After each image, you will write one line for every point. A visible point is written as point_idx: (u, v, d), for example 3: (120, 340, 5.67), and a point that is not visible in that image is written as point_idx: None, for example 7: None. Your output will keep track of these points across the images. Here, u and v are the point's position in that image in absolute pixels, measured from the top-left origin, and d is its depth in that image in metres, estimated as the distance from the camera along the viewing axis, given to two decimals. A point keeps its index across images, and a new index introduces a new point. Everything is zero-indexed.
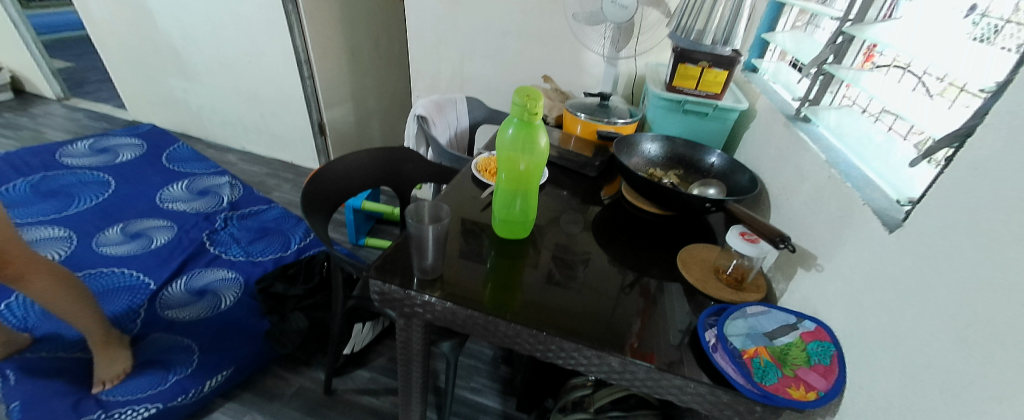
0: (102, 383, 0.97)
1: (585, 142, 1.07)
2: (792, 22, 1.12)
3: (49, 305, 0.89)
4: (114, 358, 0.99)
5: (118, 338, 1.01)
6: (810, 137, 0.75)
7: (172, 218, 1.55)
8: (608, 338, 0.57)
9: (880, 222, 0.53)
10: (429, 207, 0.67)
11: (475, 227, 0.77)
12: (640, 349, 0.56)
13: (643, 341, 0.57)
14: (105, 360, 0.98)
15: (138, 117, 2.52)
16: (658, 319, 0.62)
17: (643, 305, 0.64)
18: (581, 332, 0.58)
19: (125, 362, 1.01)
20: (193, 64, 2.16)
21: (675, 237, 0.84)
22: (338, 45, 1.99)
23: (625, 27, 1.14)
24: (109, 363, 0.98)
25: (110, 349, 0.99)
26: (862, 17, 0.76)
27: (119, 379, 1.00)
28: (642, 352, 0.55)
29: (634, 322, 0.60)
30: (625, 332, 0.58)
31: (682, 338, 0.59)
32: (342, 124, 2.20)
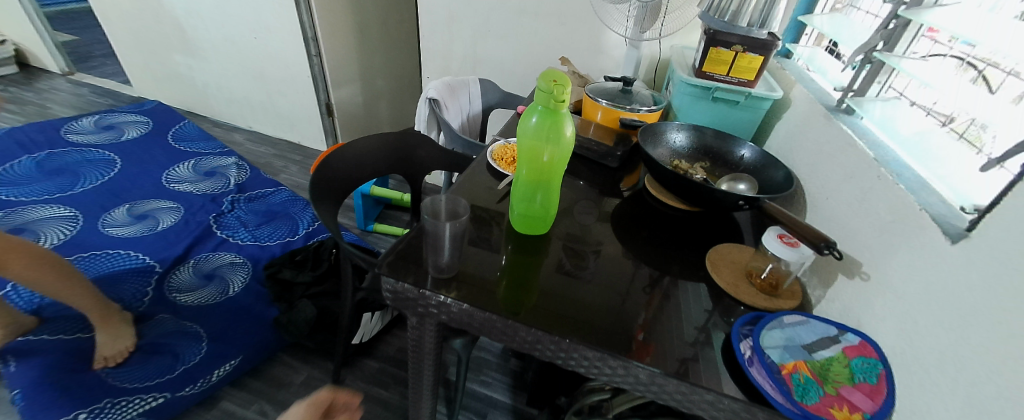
0: (104, 360, 0.97)
1: (606, 130, 1.01)
2: (833, 3, 1.04)
3: (32, 285, 0.89)
4: (116, 335, 0.98)
5: (118, 314, 1.00)
6: (855, 131, 0.69)
7: (179, 199, 1.53)
8: (624, 336, 0.55)
9: (940, 231, 0.48)
10: (446, 200, 0.64)
11: (485, 215, 0.75)
12: (650, 345, 0.54)
13: (649, 334, 0.56)
14: (108, 337, 0.97)
15: (143, 94, 2.48)
16: (668, 312, 0.60)
17: (656, 304, 0.61)
18: (598, 326, 0.56)
19: (129, 339, 1.00)
20: (198, 40, 2.10)
21: (702, 236, 0.79)
22: (346, 22, 1.92)
23: (652, 7, 1.06)
24: (112, 339, 0.97)
25: (112, 324, 0.98)
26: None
27: (122, 356, 0.99)
28: (656, 350, 0.53)
29: (640, 313, 0.59)
30: (631, 324, 0.57)
31: (698, 336, 0.57)
32: (350, 105, 2.15)
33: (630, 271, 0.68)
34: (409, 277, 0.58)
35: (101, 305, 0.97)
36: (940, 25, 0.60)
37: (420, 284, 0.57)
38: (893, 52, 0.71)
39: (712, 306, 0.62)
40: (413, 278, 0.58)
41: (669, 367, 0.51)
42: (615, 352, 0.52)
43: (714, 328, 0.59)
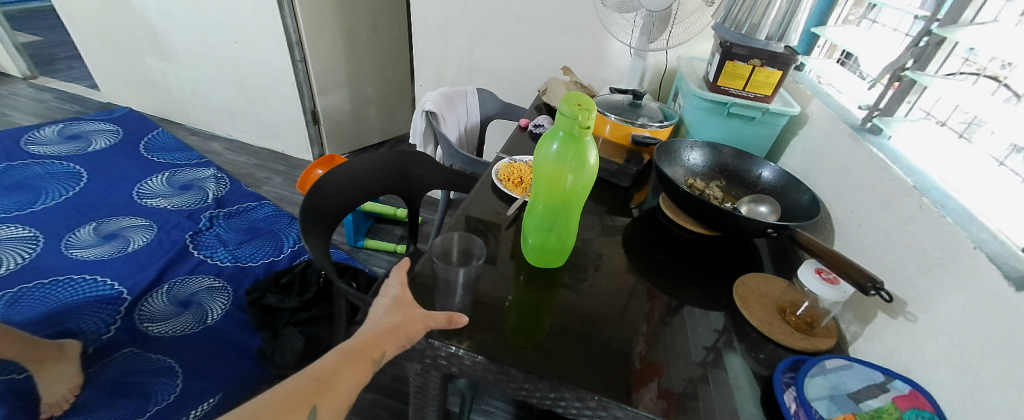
0: (51, 406, 0.88)
1: (615, 147, 0.97)
2: (845, 14, 1.02)
3: None
4: (57, 377, 0.89)
5: (53, 352, 0.90)
6: (885, 154, 0.66)
7: (153, 216, 1.45)
8: (619, 343, 0.57)
9: (1001, 273, 0.43)
10: (459, 239, 0.66)
11: (481, 224, 0.76)
12: (651, 358, 0.56)
13: (652, 349, 0.57)
14: (48, 382, 0.87)
15: (113, 99, 2.34)
16: (674, 326, 0.62)
17: (651, 308, 0.64)
18: (602, 339, 0.57)
19: (72, 378, 0.91)
20: (173, 43, 1.99)
21: (723, 265, 0.75)
22: (333, 26, 1.84)
23: (661, 17, 1.03)
24: (53, 383, 0.88)
25: (49, 366, 0.88)
26: (954, 16, 0.64)
27: (69, 399, 0.90)
28: (655, 362, 0.55)
29: (641, 324, 0.61)
30: (633, 337, 0.58)
31: (706, 354, 0.58)
32: (338, 112, 2.06)
33: (630, 282, 0.69)
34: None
35: (34, 348, 0.87)
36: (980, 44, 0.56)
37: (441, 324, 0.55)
38: (926, 71, 0.67)
39: (722, 326, 0.63)
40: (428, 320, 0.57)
41: (674, 385, 0.53)
42: (626, 374, 0.53)
43: (726, 349, 0.59)
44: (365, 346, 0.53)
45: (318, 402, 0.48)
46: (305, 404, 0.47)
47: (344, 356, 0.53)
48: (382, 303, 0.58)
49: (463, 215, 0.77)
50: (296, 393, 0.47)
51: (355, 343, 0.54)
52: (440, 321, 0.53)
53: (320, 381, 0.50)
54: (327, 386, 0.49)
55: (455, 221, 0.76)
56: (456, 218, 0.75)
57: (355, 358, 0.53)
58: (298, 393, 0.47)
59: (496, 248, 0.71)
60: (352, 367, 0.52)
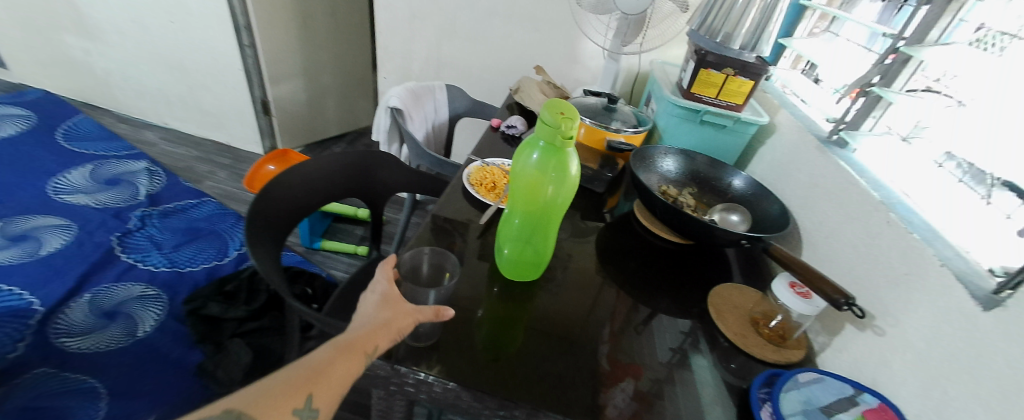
0: None
1: (590, 151, 0.96)
2: (811, 26, 1.07)
3: None
4: None
5: None
6: (852, 167, 0.68)
7: (72, 216, 1.31)
8: (584, 345, 0.57)
9: (970, 294, 0.45)
10: (430, 255, 0.62)
11: (448, 225, 0.73)
12: (622, 361, 0.56)
13: (622, 352, 0.57)
14: None
15: (24, 80, 2.06)
16: (644, 333, 0.61)
17: (625, 311, 0.64)
18: (581, 346, 0.57)
19: None
20: (97, 19, 1.77)
21: (696, 273, 0.75)
22: (286, 9, 1.71)
23: (635, 20, 1.02)
24: None
25: None
26: (919, 37, 0.68)
27: None
28: (626, 364, 0.55)
29: (604, 327, 0.61)
30: (597, 338, 0.58)
31: (672, 356, 0.58)
32: (292, 103, 1.92)
33: (597, 287, 0.68)
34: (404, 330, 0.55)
35: None
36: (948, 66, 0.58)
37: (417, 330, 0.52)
38: (891, 88, 0.70)
39: (688, 328, 0.64)
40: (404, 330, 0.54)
41: (642, 385, 0.53)
42: (596, 383, 0.52)
43: (692, 351, 0.60)
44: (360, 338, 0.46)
45: (314, 391, 0.41)
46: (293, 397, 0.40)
47: (337, 347, 0.45)
48: (370, 299, 0.53)
49: (432, 215, 0.74)
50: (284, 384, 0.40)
51: (348, 336, 0.46)
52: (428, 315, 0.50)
53: (313, 371, 0.42)
54: (317, 379, 0.42)
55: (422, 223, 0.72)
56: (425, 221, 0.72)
57: (349, 349, 0.45)
58: (290, 385, 0.40)
59: (462, 249, 0.69)
60: (345, 361, 0.44)
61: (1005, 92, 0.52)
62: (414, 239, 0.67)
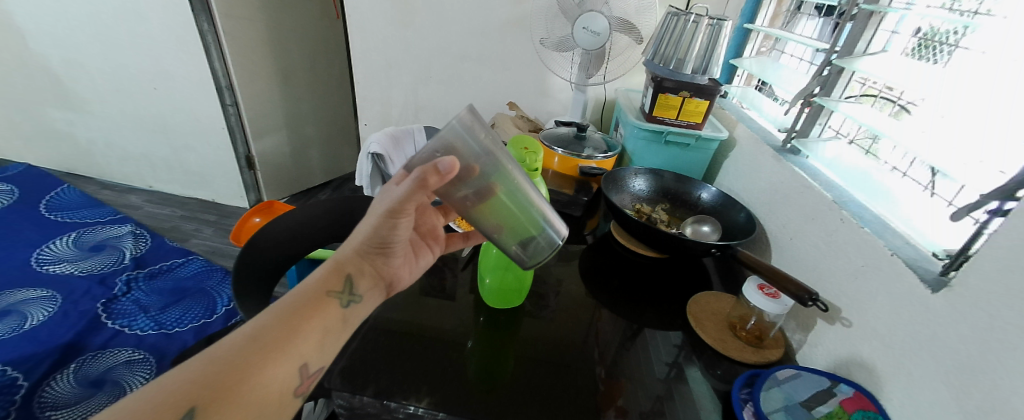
0: None
1: (563, 178, 1.00)
2: (757, 47, 1.17)
3: None
4: None
5: None
6: (807, 172, 0.73)
7: (57, 286, 1.31)
8: (577, 365, 0.59)
9: (919, 279, 0.48)
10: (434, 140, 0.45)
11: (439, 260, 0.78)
12: (610, 377, 0.58)
13: (612, 370, 0.59)
14: None
15: (5, 156, 2.07)
16: (639, 347, 0.64)
17: (625, 334, 0.66)
18: (571, 365, 0.59)
19: None
20: (81, 92, 1.82)
21: (676, 285, 0.78)
22: (267, 68, 1.79)
23: (596, 54, 1.13)
24: None
25: None
26: (850, 48, 0.76)
27: None
28: (612, 380, 0.57)
29: (594, 350, 0.62)
30: (591, 361, 0.60)
31: (670, 371, 0.60)
32: (275, 156, 1.97)
33: (590, 306, 0.71)
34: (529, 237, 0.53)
35: None
36: (880, 74, 0.64)
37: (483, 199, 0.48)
38: (831, 97, 0.77)
39: (680, 341, 0.66)
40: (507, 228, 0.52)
41: (633, 403, 0.54)
42: (591, 400, 0.54)
43: (686, 363, 0.62)
44: (300, 305, 0.45)
45: (199, 404, 0.37)
46: (180, 408, 0.36)
47: (276, 317, 0.43)
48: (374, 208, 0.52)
49: None
50: (176, 391, 0.37)
51: (289, 303, 0.45)
52: (416, 187, 0.44)
53: (219, 367, 0.39)
54: (238, 366, 0.39)
55: None
56: None
57: (286, 322, 0.43)
58: (184, 386, 0.37)
59: (453, 283, 0.73)
60: (273, 335, 0.42)
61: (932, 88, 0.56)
62: None
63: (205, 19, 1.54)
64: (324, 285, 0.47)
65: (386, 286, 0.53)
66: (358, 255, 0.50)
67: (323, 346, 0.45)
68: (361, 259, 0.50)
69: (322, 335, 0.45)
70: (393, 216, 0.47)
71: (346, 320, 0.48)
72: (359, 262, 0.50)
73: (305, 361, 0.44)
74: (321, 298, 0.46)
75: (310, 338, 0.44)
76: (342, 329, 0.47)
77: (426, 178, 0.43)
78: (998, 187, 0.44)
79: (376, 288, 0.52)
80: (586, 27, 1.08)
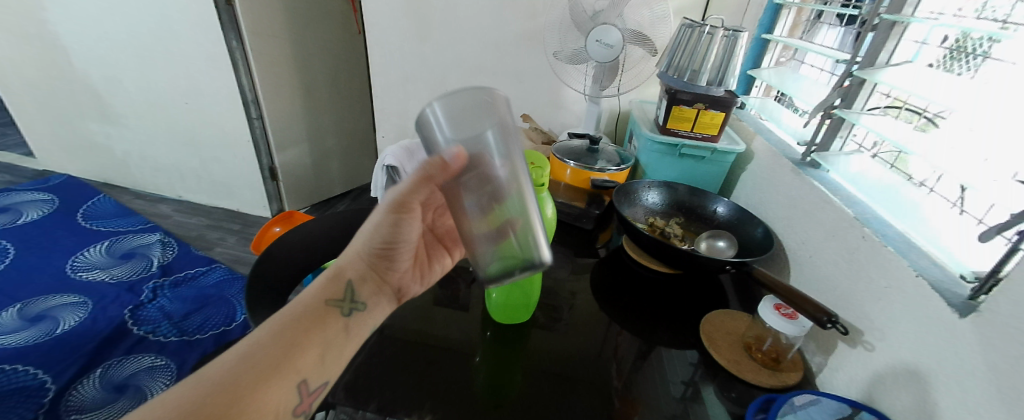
0: None
1: (576, 191, 1.00)
2: (776, 57, 1.14)
3: None
4: None
5: None
6: (828, 187, 0.71)
7: (89, 292, 1.39)
8: (590, 380, 0.58)
9: (945, 303, 0.45)
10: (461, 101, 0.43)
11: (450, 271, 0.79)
12: (625, 394, 0.57)
13: (627, 385, 0.58)
14: None
15: (49, 167, 2.21)
16: (652, 366, 0.62)
17: (638, 350, 0.65)
18: (580, 382, 0.58)
19: None
20: (118, 107, 1.92)
21: (690, 302, 0.76)
22: (290, 82, 1.86)
23: (609, 67, 1.13)
24: None
25: None
26: (872, 59, 0.73)
27: None
28: (626, 397, 0.56)
29: (611, 365, 0.61)
30: (607, 375, 0.59)
31: (685, 391, 0.59)
32: (297, 167, 2.03)
33: (602, 324, 0.70)
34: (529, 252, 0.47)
35: None
36: (904, 85, 0.61)
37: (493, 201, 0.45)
38: (852, 109, 0.75)
39: (697, 359, 0.64)
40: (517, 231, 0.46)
41: None
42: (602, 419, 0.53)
43: (702, 382, 0.60)
44: (297, 318, 0.46)
45: None
46: None
47: (273, 334, 0.45)
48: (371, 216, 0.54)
49: None
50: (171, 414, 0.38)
51: (287, 316, 0.46)
52: (420, 180, 0.46)
53: (215, 391, 0.40)
54: (235, 384, 0.41)
55: None
56: None
57: (284, 337, 0.45)
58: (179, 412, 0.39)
59: (466, 294, 0.74)
60: (268, 349, 0.43)
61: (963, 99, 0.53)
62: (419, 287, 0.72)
63: (234, 37, 1.62)
64: (323, 294, 0.48)
65: (392, 292, 0.55)
66: (358, 262, 0.52)
67: (324, 362, 0.47)
68: (362, 265, 0.52)
69: (322, 350, 0.47)
70: (393, 215, 0.49)
71: (349, 328, 0.50)
72: (360, 268, 0.52)
73: (305, 378, 0.45)
74: (321, 308, 0.48)
75: (310, 355, 0.46)
76: (345, 341, 0.49)
77: (431, 170, 0.44)
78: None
79: (379, 294, 0.53)
80: (598, 40, 1.08)
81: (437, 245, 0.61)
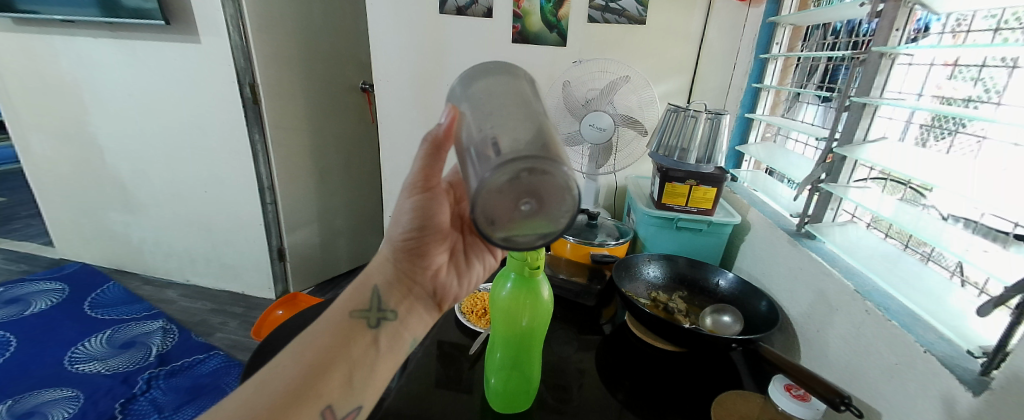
0: None
1: (576, 265, 1.01)
2: (761, 134, 1.21)
3: None
4: None
5: None
6: (825, 258, 0.72)
7: (82, 385, 1.37)
8: None
9: (957, 380, 0.46)
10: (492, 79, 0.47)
11: (452, 351, 0.77)
12: None
13: None
14: None
15: (66, 255, 2.28)
16: None
17: None
18: None
19: None
20: (141, 197, 2.03)
21: (700, 382, 0.73)
22: (306, 169, 1.97)
23: (603, 147, 1.20)
24: None
25: None
26: (849, 136, 0.76)
27: None
28: None
29: None
30: None
31: None
32: (305, 247, 2.07)
33: (612, 411, 0.66)
34: (539, 214, 0.40)
35: None
36: (878, 160, 0.65)
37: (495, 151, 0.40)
38: (838, 183, 0.77)
39: None
40: (531, 173, 0.37)
41: None
42: None
43: None
44: (329, 326, 0.51)
45: None
46: None
47: (297, 359, 0.48)
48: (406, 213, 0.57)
49: (435, 341, 0.78)
50: None
51: (319, 329, 0.51)
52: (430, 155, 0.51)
53: None
54: None
55: (428, 351, 0.76)
56: (429, 348, 0.76)
57: (308, 355, 0.48)
58: None
59: (470, 375, 0.72)
60: (295, 368, 0.47)
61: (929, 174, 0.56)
62: (422, 370, 0.71)
63: (258, 132, 1.76)
64: (349, 304, 0.52)
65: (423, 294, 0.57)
66: (386, 267, 0.55)
67: (350, 385, 0.49)
68: (390, 270, 0.55)
69: (349, 371, 0.49)
70: (415, 212, 0.53)
71: (378, 341, 0.52)
72: (386, 274, 0.55)
73: (330, 405, 0.47)
74: (348, 318, 0.51)
75: (334, 379, 0.48)
76: (373, 358, 0.51)
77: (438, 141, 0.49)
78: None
79: (408, 301, 0.55)
80: (591, 124, 1.16)
81: (471, 244, 0.61)
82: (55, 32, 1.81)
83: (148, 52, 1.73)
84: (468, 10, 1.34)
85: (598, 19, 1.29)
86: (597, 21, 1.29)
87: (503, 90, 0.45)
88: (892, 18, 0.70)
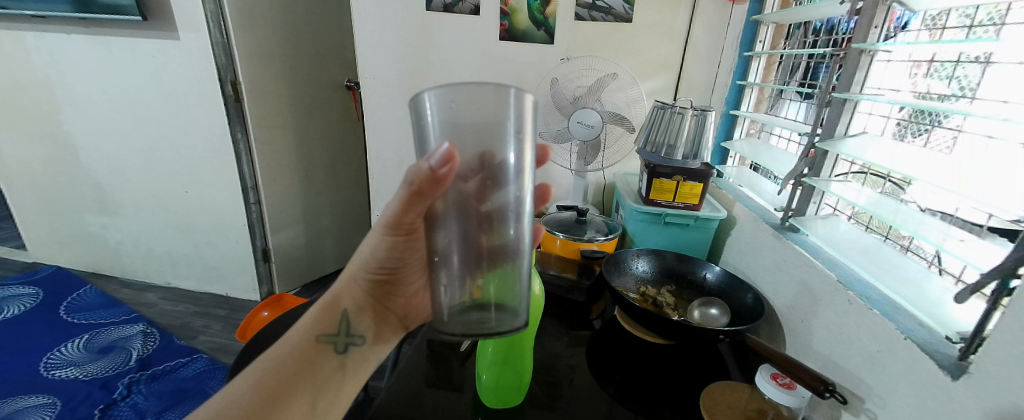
0: None
1: (566, 261, 1.00)
2: (746, 130, 1.23)
3: None
4: None
5: None
6: (808, 251, 0.73)
7: (59, 392, 1.33)
8: None
9: (937, 365, 0.47)
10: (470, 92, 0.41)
11: (443, 349, 0.77)
12: None
13: None
14: None
15: (39, 258, 2.20)
16: None
17: None
18: None
19: None
20: (118, 198, 1.97)
21: (689, 375, 0.74)
22: (290, 168, 1.94)
23: (591, 144, 1.20)
24: None
25: None
26: (831, 131, 0.78)
27: None
28: None
29: None
30: None
31: None
32: (291, 248, 2.03)
33: (604, 405, 0.66)
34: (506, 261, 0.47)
35: None
36: (861, 154, 0.66)
37: (464, 207, 0.46)
38: (820, 177, 0.79)
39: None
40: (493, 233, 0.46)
41: None
42: None
43: None
44: (294, 349, 0.51)
45: None
46: None
47: (259, 382, 0.48)
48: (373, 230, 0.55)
49: (425, 340, 0.78)
50: None
51: (284, 351, 0.50)
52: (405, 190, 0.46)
53: None
54: None
55: (418, 349, 0.76)
56: (419, 346, 0.76)
57: (272, 380, 0.48)
58: None
59: (461, 373, 0.72)
60: (258, 392, 0.47)
61: (913, 165, 0.57)
62: (411, 368, 0.71)
63: (240, 130, 1.72)
64: (317, 328, 0.52)
65: (393, 319, 0.58)
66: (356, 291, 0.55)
67: (313, 410, 0.49)
68: (361, 294, 0.55)
69: (313, 396, 0.49)
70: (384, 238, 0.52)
71: (345, 365, 0.53)
72: (356, 297, 0.55)
73: None
74: (315, 342, 0.51)
75: (299, 403, 0.48)
76: (338, 382, 0.52)
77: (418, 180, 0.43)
78: (998, 267, 0.44)
79: (377, 326, 0.56)
80: (579, 121, 1.16)
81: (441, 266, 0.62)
82: (25, 28, 1.75)
83: (124, 49, 1.67)
84: (455, 8, 1.34)
85: (585, 17, 1.30)
86: (584, 19, 1.30)
87: (477, 109, 0.43)
88: (870, 15, 0.71)
